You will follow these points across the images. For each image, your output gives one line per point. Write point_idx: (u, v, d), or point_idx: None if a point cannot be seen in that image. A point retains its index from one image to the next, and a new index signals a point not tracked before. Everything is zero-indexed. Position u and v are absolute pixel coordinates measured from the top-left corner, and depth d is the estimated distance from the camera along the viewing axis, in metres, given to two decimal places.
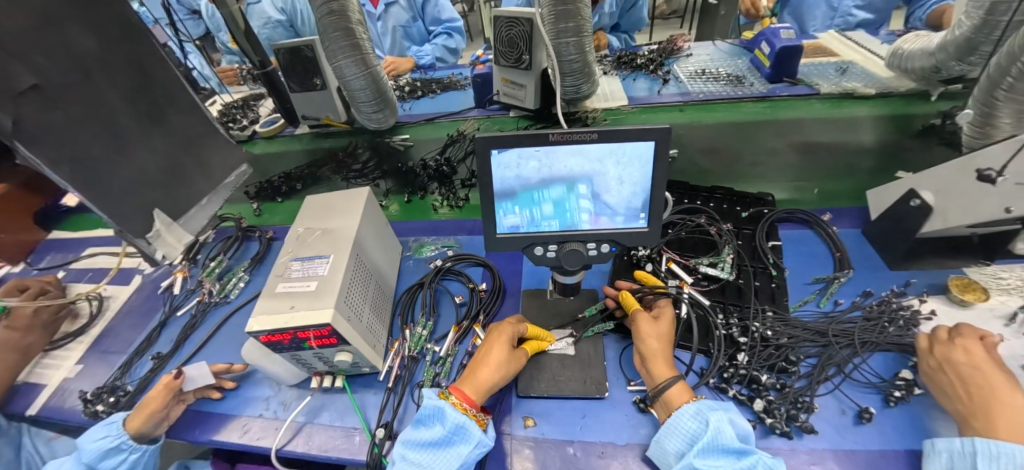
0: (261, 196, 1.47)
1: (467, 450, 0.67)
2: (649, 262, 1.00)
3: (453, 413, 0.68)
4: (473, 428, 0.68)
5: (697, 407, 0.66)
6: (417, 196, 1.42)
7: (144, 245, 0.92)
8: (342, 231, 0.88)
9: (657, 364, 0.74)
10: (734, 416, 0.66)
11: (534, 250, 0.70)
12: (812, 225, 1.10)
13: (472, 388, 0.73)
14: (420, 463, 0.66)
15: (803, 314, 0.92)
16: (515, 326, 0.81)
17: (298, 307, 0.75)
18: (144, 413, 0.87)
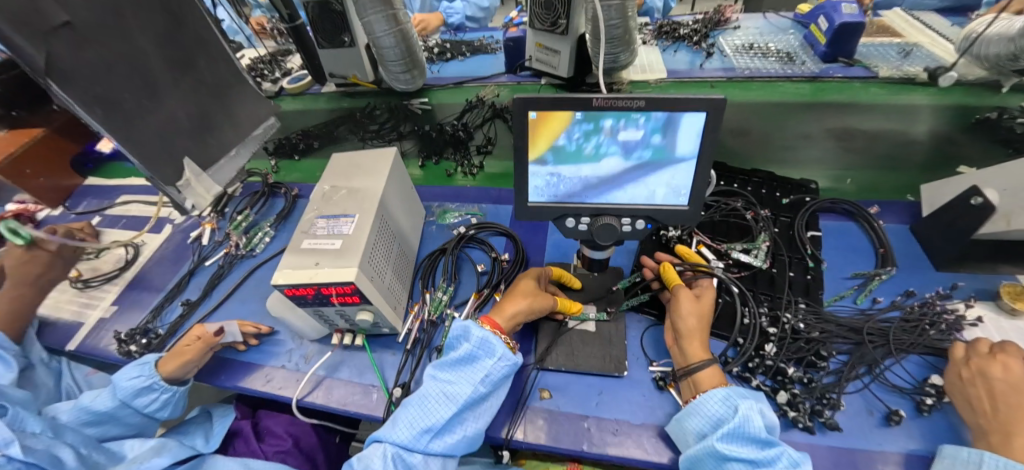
0: (278, 152, 1.47)
1: (493, 363, 0.68)
2: (679, 243, 0.96)
3: (478, 329, 0.69)
4: (496, 343, 0.68)
5: (721, 390, 0.65)
6: (431, 162, 1.38)
7: (175, 193, 0.94)
8: (367, 191, 0.86)
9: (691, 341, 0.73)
10: (765, 406, 0.64)
11: (565, 222, 0.65)
12: (858, 218, 1.03)
13: (498, 314, 0.75)
14: (448, 379, 0.68)
15: (837, 310, 0.88)
16: (542, 273, 0.85)
17: (322, 264, 0.75)
18: (180, 361, 0.92)
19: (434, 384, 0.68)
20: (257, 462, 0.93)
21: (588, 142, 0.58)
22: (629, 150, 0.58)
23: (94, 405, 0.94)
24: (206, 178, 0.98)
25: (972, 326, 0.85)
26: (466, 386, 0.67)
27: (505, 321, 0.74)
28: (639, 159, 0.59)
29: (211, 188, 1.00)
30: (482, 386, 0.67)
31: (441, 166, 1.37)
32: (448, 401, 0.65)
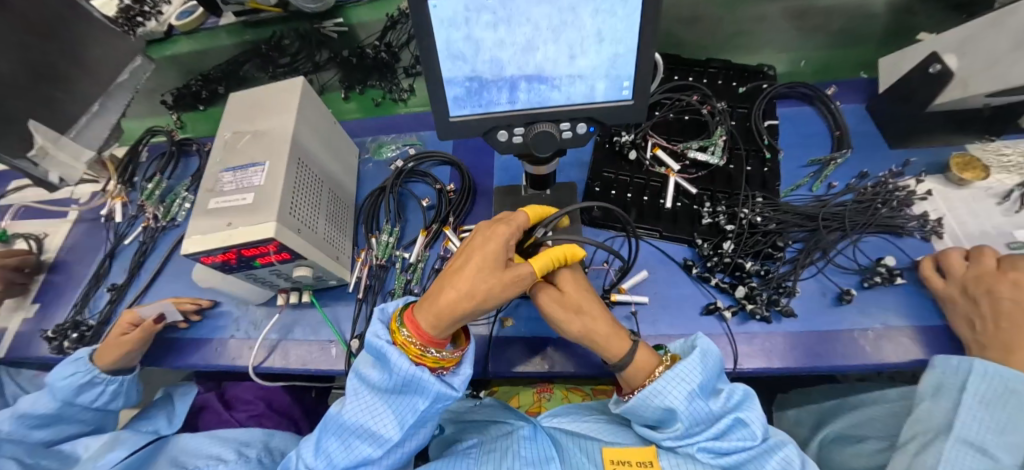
0: (180, 105, 1.30)
1: (425, 403, 0.56)
2: (633, 149, 0.89)
3: (403, 363, 0.54)
4: (429, 381, 0.55)
5: (652, 390, 0.56)
6: (355, 92, 1.26)
7: (32, 167, 0.81)
8: (276, 132, 0.75)
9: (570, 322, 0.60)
10: (684, 373, 0.56)
11: (497, 135, 0.57)
12: (815, 101, 0.98)
13: (429, 321, 0.54)
14: (375, 409, 0.59)
15: (794, 199, 0.87)
16: (504, 232, 0.57)
17: (235, 224, 0.65)
18: (117, 350, 0.85)
19: (359, 407, 0.59)
20: (223, 431, 0.92)
21: (505, 34, 0.45)
22: (557, 37, 0.46)
23: (33, 409, 0.87)
24: (70, 143, 0.86)
25: (922, 200, 0.86)
26: (391, 427, 0.58)
27: (438, 332, 0.55)
28: (570, 47, 0.47)
29: (80, 154, 0.89)
30: (414, 420, 0.58)
31: (367, 95, 1.25)
32: (371, 439, 0.58)
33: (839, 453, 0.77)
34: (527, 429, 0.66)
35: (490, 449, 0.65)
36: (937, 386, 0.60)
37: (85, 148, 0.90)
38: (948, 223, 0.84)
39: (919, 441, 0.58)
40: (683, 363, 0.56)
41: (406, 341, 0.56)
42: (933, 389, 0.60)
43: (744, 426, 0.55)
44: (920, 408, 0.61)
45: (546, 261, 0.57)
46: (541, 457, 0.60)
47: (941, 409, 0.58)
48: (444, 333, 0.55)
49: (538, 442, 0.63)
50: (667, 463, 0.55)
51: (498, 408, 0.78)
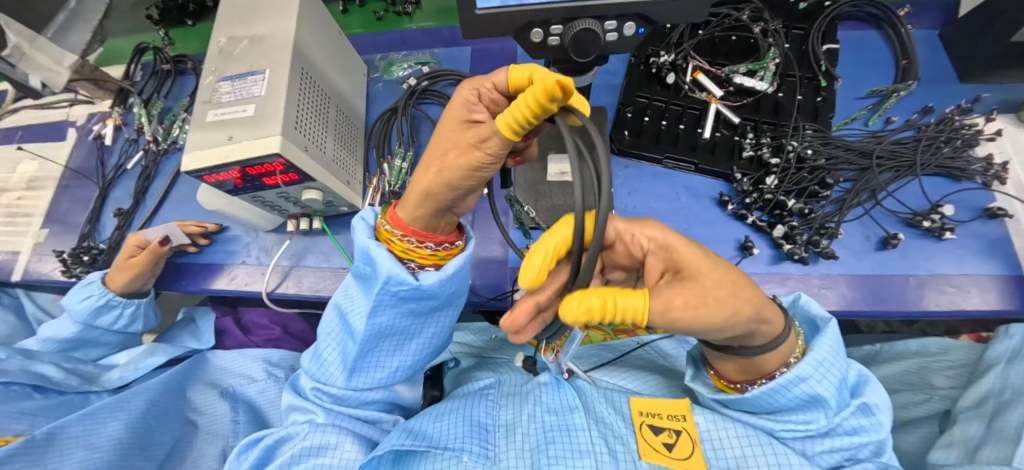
0: (166, 20, 1.13)
1: (377, 288, 0.47)
2: (671, 72, 0.80)
3: (361, 235, 0.49)
4: (380, 260, 0.46)
5: (800, 377, 0.46)
6: (355, 4, 1.04)
7: (9, 69, 0.79)
8: (275, 37, 0.66)
9: (708, 309, 0.35)
10: (826, 348, 0.48)
11: (530, 35, 0.49)
12: (883, 23, 0.86)
13: (404, 209, 0.50)
14: (350, 298, 0.55)
15: (846, 134, 0.79)
16: (471, 87, 0.45)
17: (237, 138, 0.60)
18: (128, 273, 0.83)
19: (339, 300, 0.56)
20: (252, 350, 0.93)
21: None
22: None
23: (54, 333, 0.88)
24: (49, 45, 0.82)
25: (990, 141, 0.77)
26: (357, 317, 0.52)
27: (410, 214, 0.50)
28: None
29: (60, 58, 0.85)
30: (375, 312, 0.50)
31: (368, 8, 1.04)
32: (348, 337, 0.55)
33: None
34: (547, 374, 0.65)
35: (510, 393, 0.65)
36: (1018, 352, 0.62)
37: (67, 52, 0.86)
38: (1013, 168, 0.76)
39: (992, 402, 0.61)
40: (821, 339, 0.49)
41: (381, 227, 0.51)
42: (1008, 356, 0.63)
43: (868, 416, 0.49)
44: (988, 378, 0.64)
45: (517, 110, 0.35)
46: (563, 405, 0.59)
47: (1017, 374, 0.61)
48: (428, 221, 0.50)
49: (558, 389, 0.62)
50: (703, 419, 0.53)
51: (515, 351, 0.77)
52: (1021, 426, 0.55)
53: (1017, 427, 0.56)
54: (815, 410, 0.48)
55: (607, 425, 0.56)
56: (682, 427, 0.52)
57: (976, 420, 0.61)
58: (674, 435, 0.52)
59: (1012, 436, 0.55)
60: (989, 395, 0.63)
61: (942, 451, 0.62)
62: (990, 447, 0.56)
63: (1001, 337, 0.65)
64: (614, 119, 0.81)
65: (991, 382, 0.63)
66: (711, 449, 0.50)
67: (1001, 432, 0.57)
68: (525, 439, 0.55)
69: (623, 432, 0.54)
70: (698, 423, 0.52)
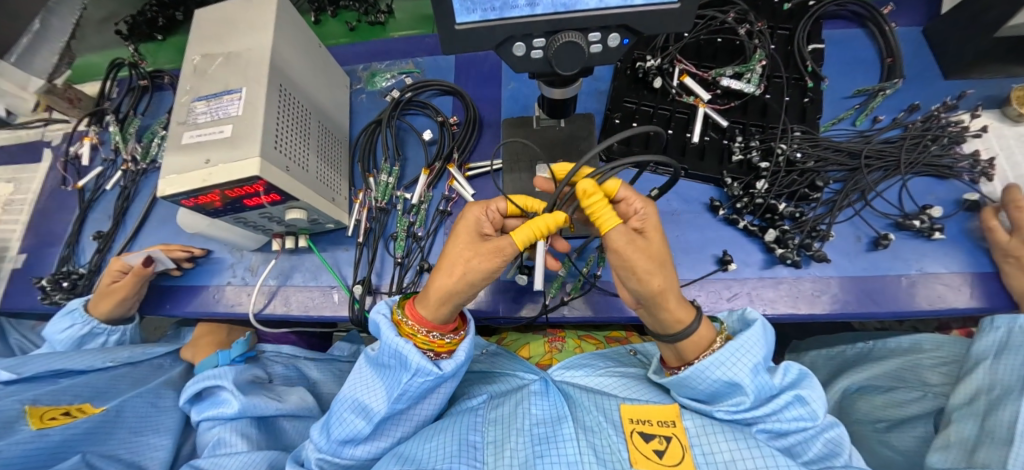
0: (135, 35, 1.10)
1: (408, 381, 0.53)
2: (658, 76, 0.79)
3: (389, 336, 0.53)
4: (410, 355, 0.51)
5: (713, 362, 0.52)
6: (328, 15, 1.04)
7: None
8: (251, 54, 0.65)
9: (637, 257, 0.48)
10: (752, 339, 0.53)
11: (512, 49, 0.47)
12: (867, 21, 0.86)
13: (426, 309, 0.54)
14: (369, 381, 0.58)
15: (834, 135, 0.79)
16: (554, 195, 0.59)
17: (214, 161, 0.58)
18: (114, 300, 0.81)
19: (355, 381, 0.59)
20: None
21: None
22: None
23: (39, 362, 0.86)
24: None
25: (976, 138, 0.77)
26: (381, 399, 0.56)
27: (431, 315, 0.54)
28: None
29: None
30: (400, 401, 0.55)
31: (341, 19, 1.05)
32: (364, 416, 0.56)
33: (866, 404, 0.83)
34: (537, 383, 0.64)
35: (500, 403, 0.64)
36: (1007, 345, 0.62)
37: None
38: (999, 165, 0.76)
39: (982, 401, 0.61)
40: (745, 332, 0.54)
41: (400, 322, 0.56)
42: (993, 350, 0.63)
43: (805, 405, 0.52)
44: (975, 374, 0.64)
45: (527, 232, 0.48)
46: (552, 416, 0.59)
47: (1006, 370, 0.61)
48: (443, 318, 0.55)
49: (549, 399, 0.62)
50: (692, 424, 0.53)
51: (505, 359, 0.75)
52: (1013, 424, 0.55)
53: (1010, 425, 0.55)
54: (739, 393, 0.52)
55: (596, 432, 0.55)
56: (671, 433, 0.53)
57: (969, 418, 0.61)
58: (664, 442, 0.52)
59: (1006, 436, 0.55)
60: (977, 394, 0.62)
61: (940, 453, 0.62)
62: (985, 450, 0.56)
63: (987, 330, 0.64)
64: (603, 125, 0.80)
65: (981, 378, 0.63)
66: (700, 454, 0.50)
67: (994, 434, 0.57)
68: (515, 454, 0.54)
69: (613, 440, 0.54)
70: (686, 429, 0.53)
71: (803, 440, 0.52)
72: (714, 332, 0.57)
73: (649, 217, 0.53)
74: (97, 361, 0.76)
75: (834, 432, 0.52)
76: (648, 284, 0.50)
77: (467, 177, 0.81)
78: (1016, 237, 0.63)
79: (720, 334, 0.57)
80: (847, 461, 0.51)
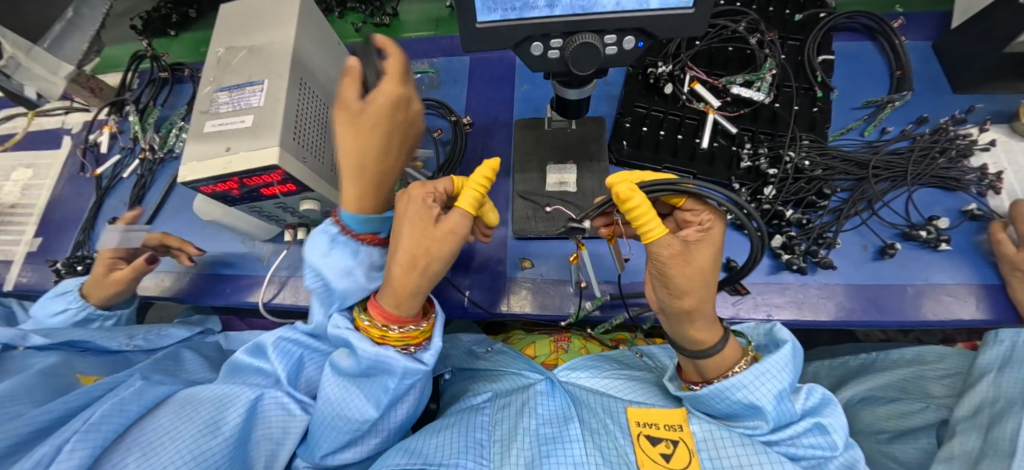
0: (150, 30, 1.13)
1: (393, 383, 0.52)
2: (669, 82, 0.81)
3: (364, 347, 0.51)
4: (393, 360, 0.50)
5: (739, 381, 0.52)
6: (335, 15, 1.06)
7: (5, 79, 0.79)
8: (274, 47, 0.67)
9: (678, 273, 0.47)
10: (778, 364, 0.53)
11: (530, 48, 0.49)
12: (877, 34, 0.87)
13: (387, 302, 0.53)
14: (345, 389, 0.55)
15: (843, 144, 0.80)
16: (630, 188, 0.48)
17: (235, 149, 0.59)
18: (110, 289, 0.80)
19: (331, 393, 0.55)
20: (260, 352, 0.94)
21: None
22: None
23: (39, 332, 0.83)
24: (44, 54, 0.81)
25: (984, 151, 0.77)
26: (362, 406, 0.54)
27: (395, 309, 0.53)
28: None
29: (56, 68, 0.84)
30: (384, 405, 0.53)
31: (347, 20, 1.06)
32: (348, 430, 0.54)
33: (868, 414, 0.83)
34: (543, 383, 0.65)
35: (506, 404, 0.64)
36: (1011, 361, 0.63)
37: (63, 62, 0.85)
38: (1007, 179, 0.76)
39: (985, 413, 0.61)
40: (773, 355, 0.54)
41: (370, 330, 0.53)
42: (998, 364, 0.64)
43: (823, 433, 0.52)
44: (979, 386, 0.64)
45: (468, 196, 0.50)
46: (559, 416, 0.59)
47: (1011, 384, 0.61)
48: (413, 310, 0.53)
49: (555, 399, 0.63)
50: (700, 428, 0.53)
51: (510, 357, 0.75)
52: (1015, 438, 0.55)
53: (1013, 438, 0.55)
54: (759, 416, 0.52)
55: (603, 435, 0.56)
56: (677, 437, 0.53)
57: (972, 430, 0.61)
58: (671, 446, 0.53)
59: (1008, 448, 0.55)
60: (981, 405, 0.62)
61: (942, 466, 0.61)
62: (986, 461, 0.56)
63: (991, 343, 0.65)
64: (613, 129, 0.82)
65: (984, 390, 0.63)
66: (708, 459, 0.50)
67: (995, 446, 0.57)
68: (522, 453, 0.55)
69: (621, 443, 0.54)
70: (694, 433, 0.53)
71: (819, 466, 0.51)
72: (741, 353, 0.57)
73: (711, 230, 0.52)
74: (112, 344, 0.74)
75: (851, 458, 0.52)
76: (681, 303, 0.49)
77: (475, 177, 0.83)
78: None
79: (745, 356, 0.57)
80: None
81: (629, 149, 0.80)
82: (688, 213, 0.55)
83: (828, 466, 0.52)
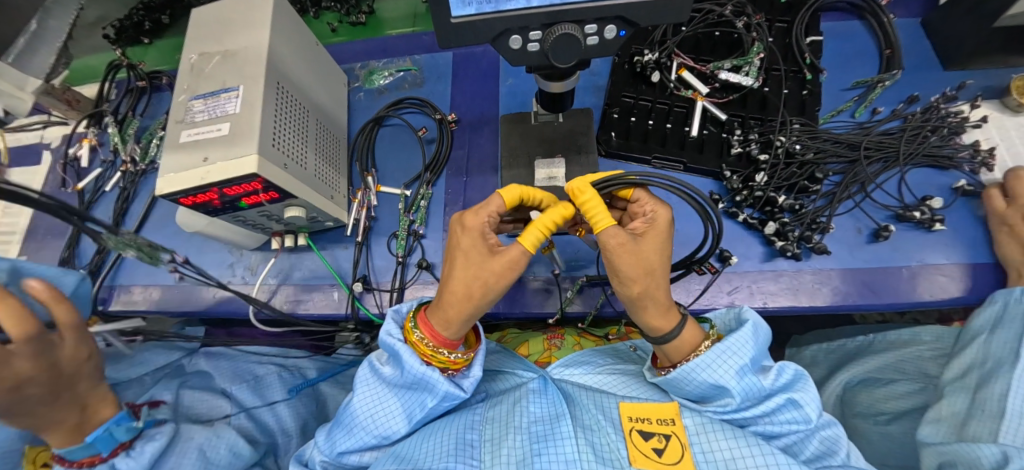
0: (123, 39, 1.10)
1: (432, 403, 0.55)
2: (656, 69, 0.79)
3: (413, 364, 0.52)
4: (436, 382, 0.53)
5: (699, 364, 0.52)
6: (312, 16, 1.04)
7: None
8: (248, 51, 0.65)
9: (623, 261, 0.50)
10: (740, 342, 0.53)
11: (509, 41, 0.47)
12: (865, 13, 0.86)
13: (439, 323, 0.53)
14: (383, 396, 0.57)
15: (834, 127, 0.79)
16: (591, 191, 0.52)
17: (212, 159, 0.58)
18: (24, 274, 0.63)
19: (365, 397, 0.58)
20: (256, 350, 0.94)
21: None
22: None
23: None
24: (9, 70, 0.79)
25: (976, 128, 0.76)
26: (399, 419, 0.57)
27: (445, 331, 0.53)
28: None
29: (22, 83, 0.82)
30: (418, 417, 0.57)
31: (323, 20, 1.03)
32: (375, 433, 0.57)
33: (867, 396, 0.83)
34: (536, 381, 0.64)
35: (498, 402, 0.63)
36: (997, 322, 0.62)
37: (30, 77, 0.83)
38: (1000, 155, 0.76)
39: (974, 373, 0.62)
40: (734, 334, 0.54)
41: (416, 343, 0.54)
42: (990, 325, 0.63)
43: (797, 407, 0.52)
44: (971, 348, 0.64)
45: (535, 233, 0.49)
46: (551, 413, 0.58)
47: (999, 343, 0.60)
48: (459, 334, 0.54)
49: (548, 397, 0.61)
50: (691, 422, 0.53)
51: (506, 356, 0.74)
52: (1004, 399, 0.56)
53: (1001, 400, 0.56)
54: (726, 394, 0.53)
55: (595, 431, 0.56)
56: (670, 431, 0.53)
57: (961, 392, 0.62)
58: (663, 440, 0.52)
59: (997, 410, 0.56)
60: (969, 368, 0.63)
61: (931, 427, 0.63)
62: (976, 423, 0.57)
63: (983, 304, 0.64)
64: (601, 120, 0.80)
65: (974, 351, 0.63)
66: (699, 452, 0.50)
67: (983, 408, 0.57)
68: (513, 451, 0.54)
69: (613, 438, 0.54)
70: (686, 427, 0.53)
71: (800, 440, 0.53)
72: (703, 335, 0.57)
73: (656, 219, 0.53)
74: None
75: (830, 431, 0.54)
76: (630, 287, 0.52)
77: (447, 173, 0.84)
78: (1014, 206, 0.64)
79: (708, 337, 0.57)
80: (845, 459, 0.52)
81: (618, 140, 0.78)
82: (636, 204, 0.56)
83: (810, 442, 0.53)
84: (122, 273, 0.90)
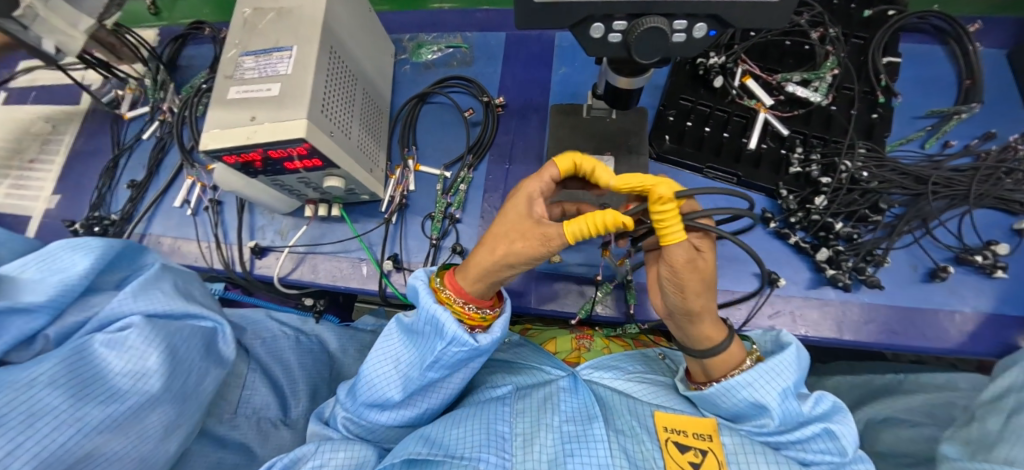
0: None
1: (440, 348, 0.51)
2: (720, 74, 0.75)
3: (427, 300, 0.52)
4: (446, 322, 0.50)
5: (741, 380, 0.50)
6: None
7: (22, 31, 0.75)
8: (304, 11, 0.63)
9: (691, 280, 0.46)
10: (785, 363, 0.51)
11: (589, 30, 0.44)
12: (950, 39, 0.80)
13: (464, 277, 0.53)
14: (407, 345, 0.57)
15: (900, 156, 0.75)
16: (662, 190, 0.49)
17: (260, 119, 0.56)
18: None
19: (390, 345, 0.58)
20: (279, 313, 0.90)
21: None
22: None
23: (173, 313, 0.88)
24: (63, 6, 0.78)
25: None
26: (412, 365, 0.55)
27: (468, 285, 0.53)
28: None
29: (75, 21, 0.82)
30: (432, 370, 0.53)
31: None
32: (394, 381, 0.56)
33: (891, 434, 0.80)
34: (566, 380, 0.62)
35: (527, 395, 0.61)
36: None
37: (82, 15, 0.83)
38: None
39: (1010, 398, 0.57)
40: (778, 355, 0.52)
41: (438, 290, 0.55)
42: None
43: (832, 439, 0.49)
44: (1011, 372, 0.58)
45: (582, 225, 0.42)
46: (582, 414, 0.56)
47: None
48: (483, 292, 0.54)
49: (578, 396, 0.59)
50: (730, 440, 0.50)
51: (531, 351, 0.72)
52: None
53: None
54: (765, 415, 0.50)
55: (628, 436, 0.53)
56: (708, 447, 0.50)
57: (993, 414, 0.57)
58: (700, 455, 0.49)
59: None
60: (1008, 390, 0.58)
61: (953, 449, 0.59)
62: (1008, 445, 0.52)
63: None
64: (655, 121, 0.77)
65: (1015, 374, 0.58)
66: None
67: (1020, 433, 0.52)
68: (544, 450, 0.53)
69: (648, 447, 0.52)
70: (724, 444, 0.50)
71: None
72: (744, 352, 0.56)
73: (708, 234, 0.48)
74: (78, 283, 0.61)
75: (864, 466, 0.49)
76: (689, 300, 0.49)
77: (488, 159, 0.81)
78: None
79: (749, 356, 0.55)
80: None
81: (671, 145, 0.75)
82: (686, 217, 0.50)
83: None
84: (153, 221, 0.91)
